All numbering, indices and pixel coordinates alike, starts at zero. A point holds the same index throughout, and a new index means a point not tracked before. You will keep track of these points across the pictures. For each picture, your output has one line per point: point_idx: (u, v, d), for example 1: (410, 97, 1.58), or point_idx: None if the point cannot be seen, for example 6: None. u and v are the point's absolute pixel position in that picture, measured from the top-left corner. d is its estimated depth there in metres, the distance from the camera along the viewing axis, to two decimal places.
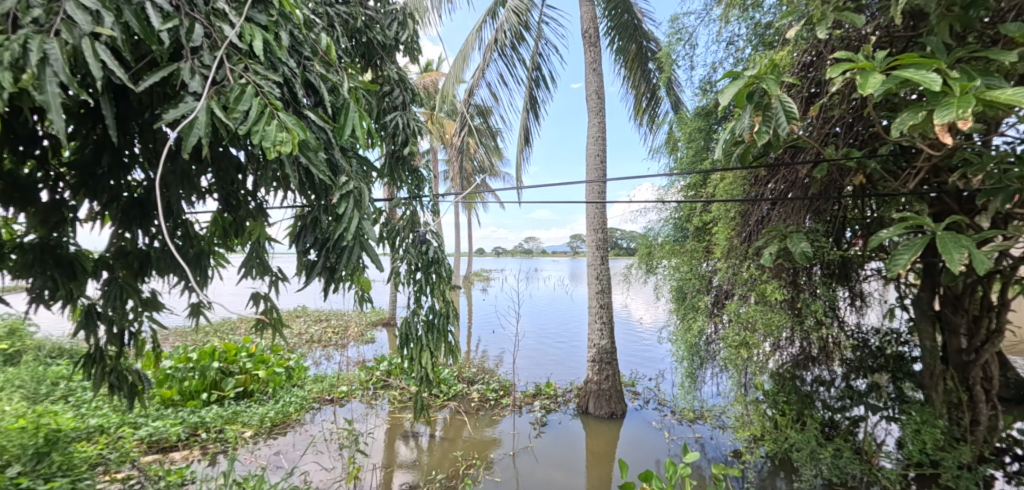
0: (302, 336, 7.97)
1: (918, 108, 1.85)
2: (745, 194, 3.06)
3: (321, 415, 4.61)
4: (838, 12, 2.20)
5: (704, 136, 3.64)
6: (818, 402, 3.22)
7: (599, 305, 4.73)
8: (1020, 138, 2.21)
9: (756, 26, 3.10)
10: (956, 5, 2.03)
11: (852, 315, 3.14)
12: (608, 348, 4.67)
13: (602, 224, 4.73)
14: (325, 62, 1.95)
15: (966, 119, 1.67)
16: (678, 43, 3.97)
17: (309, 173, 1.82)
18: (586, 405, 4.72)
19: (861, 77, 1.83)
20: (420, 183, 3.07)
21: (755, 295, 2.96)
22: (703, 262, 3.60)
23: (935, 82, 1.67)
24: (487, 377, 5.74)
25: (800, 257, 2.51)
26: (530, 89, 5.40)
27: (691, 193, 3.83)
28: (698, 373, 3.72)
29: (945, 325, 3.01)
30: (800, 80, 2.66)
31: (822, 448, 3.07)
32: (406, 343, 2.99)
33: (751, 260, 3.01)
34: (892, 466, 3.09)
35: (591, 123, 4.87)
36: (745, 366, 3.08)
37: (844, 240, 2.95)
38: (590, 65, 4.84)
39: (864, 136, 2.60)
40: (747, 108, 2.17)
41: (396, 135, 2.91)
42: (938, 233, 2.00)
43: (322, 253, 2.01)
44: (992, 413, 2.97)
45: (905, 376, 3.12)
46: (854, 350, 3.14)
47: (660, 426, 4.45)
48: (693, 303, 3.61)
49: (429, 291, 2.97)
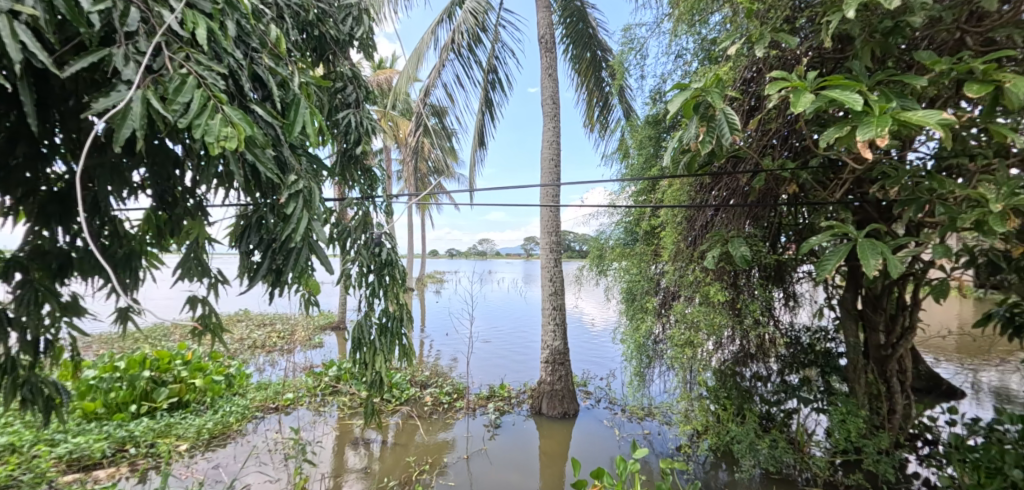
0: (244, 342, 7.57)
1: (844, 126, 2.00)
2: (690, 201, 3.17)
3: (265, 425, 4.41)
4: (774, 33, 2.37)
5: (653, 144, 3.78)
6: (756, 397, 3.43)
7: (553, 307, 4.79)
8: (929, 155, 2.45)
9: (702, 41, 3.26)
10: (877, 33, 2.25)
11: (786, 314, 3.37)
12: (561, 349, 4.74)
13: (555, 227, 4.81)
14: (274, 55, 1.87)
15: (882, 136, 1.82)
16: (630, 52, 4.09)
17: (255, 170, 1.75)
18: (540, 406, 4.77)
19: (793, 95, 1.96)
20: (373, 183, 3.02)
21: (698, 298, 3.10)
22: (651, 265, 3.71)
23: (858, 102, 1.81)
24: (440, 380, 5.66)
25: (740, 260, 2.66)
26: (486, 91, 5.42)
27: (640, 199, 3.93)
28: (646, 372, 3.79)
29: (866, 322, 3.37)
30: (742, 94, 2.81)
31: (760, 440, 3.26)
32: (357, 347, 2.92)
33: (695, 263, 3.14)
34: (821, 453, 3.35)
35: (545, 127, 4.95)
36: (691, 365, 3.21)
37: (779, 245, 3.17)
38: (546, 70, 4.91)
39: (797, 149, 2.83)
40: (694, 119, 2.27)
41: (348, 133, 2.82)
42: (860, 240, 2.17)
43: (267, 255, 1.89)
44: (907, 402, 3.37)
45: (832, 371, 3.35)
46: (788, 346, 3.36)
47: (611, 425, 4.56)
48: (642, 304, 3.72)
49: (382, 294, 2.90)
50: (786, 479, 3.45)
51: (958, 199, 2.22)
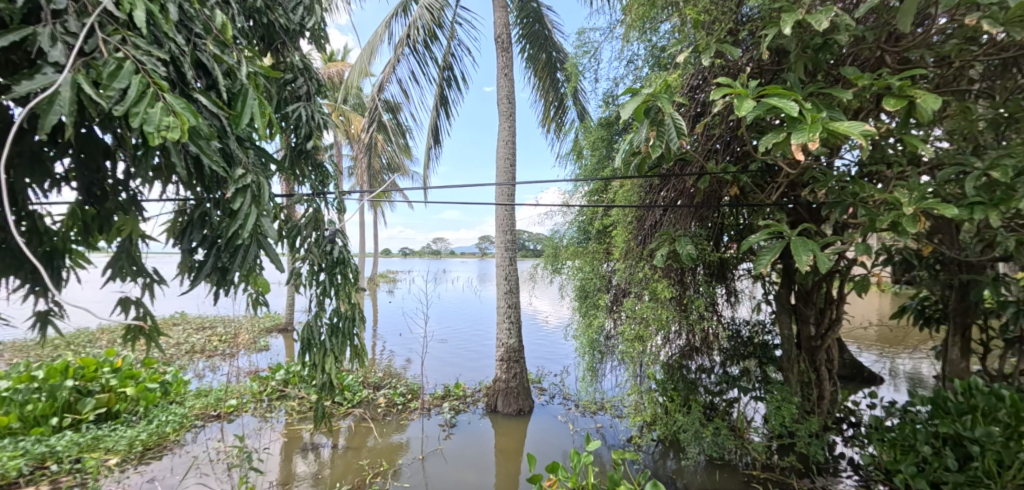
0: (181, 347, 7.12)
1: (780, 132, 2.14)
2: (640, 201, 3.29)
3: (205, 434, 4.19)
4: (719, 44, 2.50)
5: (606, 146, 3.89)
6: (700, 388, 3.62)
7: (508, 305, 4.83)
8: (853, 162, 2.67)
9: (653, 48, 3.39)
10: (810, 48, 2.43)
11: (728, 309, 3.56)
12: (516, 347, 4.78)
13: (510, 226, 4.84)
14: (220, 42, 1.77)
15: (814, 143, 1.97)
16: (584, 56, 4.18)
17: (198, 163, 1.66)
18: (495, 404, 4.79)
19: (736, 101, 2.08)
20: (324, 179, 2.93)
21: (647, 294, 3.23)
22: (603, 263, 3.81)
23: (794, 110, 1.95)
24: (394, 381, 5.57)
25: (686, 259, 2.80)
26: (441, 88, 5.37)
27: (593, 199, 4.03)
28: (598, 367, 3.88)
29: (799, 316, 3.62)
30: (689, 100, 2.95)
31: (704, 428, 3.45)
32: (307, 348, 2.83)
33: (644, 261, 3.26)
34: (759, 439, 3.59)
35: (501, 127, 4.97)
36: (640, 360, 3.34)
37: (722, 244, 3.35)
38: (503, 70, 4.94)
39: (738, 153, 2.99)
40: (644, 122, 2.36)
41: (299, 127, 2.71)
42: (792, 239, 2.34)
43: (211, 253, 1.81)
44: (833, 388, 3.68)
45: (769, 361, 3.62)
46: (730, 339, 3.56)
47: (565, 419, 4.64)
48: (594, 301, 3.81)
49: (333, 294, 2.81)
50: (728, 464, 3.66)
51: (877, 202, 2.44)
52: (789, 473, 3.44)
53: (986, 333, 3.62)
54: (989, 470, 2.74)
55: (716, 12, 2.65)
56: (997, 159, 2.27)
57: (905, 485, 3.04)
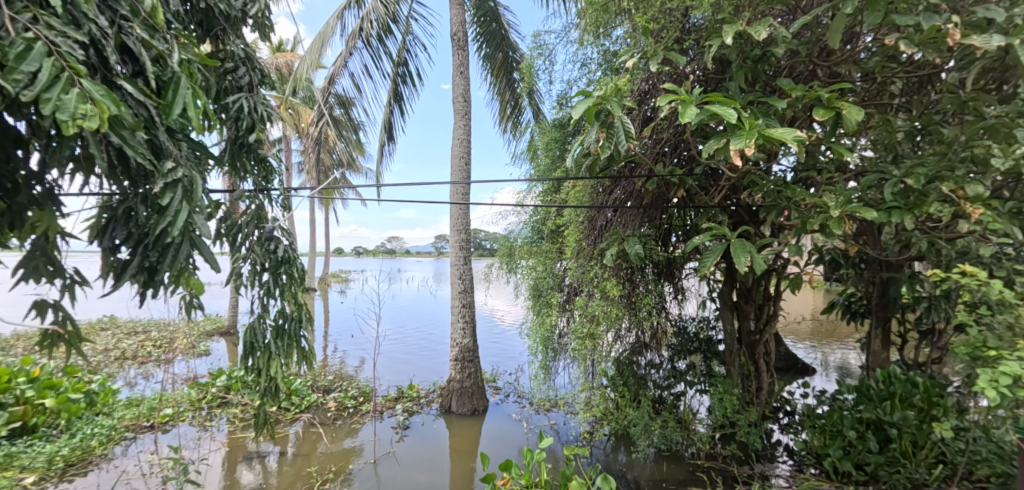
0: (109, 353, 6.61)
1: (721, 138, 2.24)
2: (592, 201, 3.36)
3: (137, 446, 3.91)
4: (666, 51, 2.59)
5: (559, 147, 3.95)
6: (650, 383, 3.74)
7: (462, 304, 4.80)
8: (788, 168, 2.84)
9: (606, 53, 3.47)
10: (750, 59, 2.56)
11: (675, 306, 3.70)
12: (470, 346, 4.77)
13: (465, 225, 4.81)
14: (149, 26, 1.65)
15: (750, 149, 2.08)
16: (539, 57, 4.23)
17: (122, 155, 1.54)
18: (449, 404, 4.76)
19: (681, 107, 2.16)
20: (268, 175, 2.80)
21: (598, 293, 3.30)
22: (556, 262, 3.86)
23: (733, 117, 2.04)
24: (344, 384, 5.41)
25: (634, 258, 2.89)
26: (396, 84, 5.27)
27: (547, 199, 4.07)
28: (552, 365, 3.91)
29: (740, 312, 3.82)
30: (639, 105, 3.04)
31: (653, 422, 3.58)
32: (249, 352, 2.69)
33: (595, 260, 3.33)
34: (704, 430, 3.77)
35: (456, 125, 4.93)
36: (592, 356, 3.41)
37: (670, 243, 3.47)
38: (459, 68, 4.90)
39: (685, 157, 3.11)
40: (595, 124, 2.41)
41: (240, 119, 2.58)
42: (732, 239, 2.46)
43: (137, 252, 1.68)
44: (770, 380, 3.92)
45: (712, 355, 3.83)
46: (676, 335, 3.70)
47: (519, 418, 4.67)
48: (547, 300, 3.86)
49: (277, 294, 2.70)
50: (675, 455, 3.80)
51: (808, 205, 2.60)
52: (730, 461, 3.62)
53: (903, 326, 3.95)
54: (905, 451, 3.06)
55: (664, 20, 2.74)
56: (912, 167, 2.48)
57: (833, 467, 3.27)
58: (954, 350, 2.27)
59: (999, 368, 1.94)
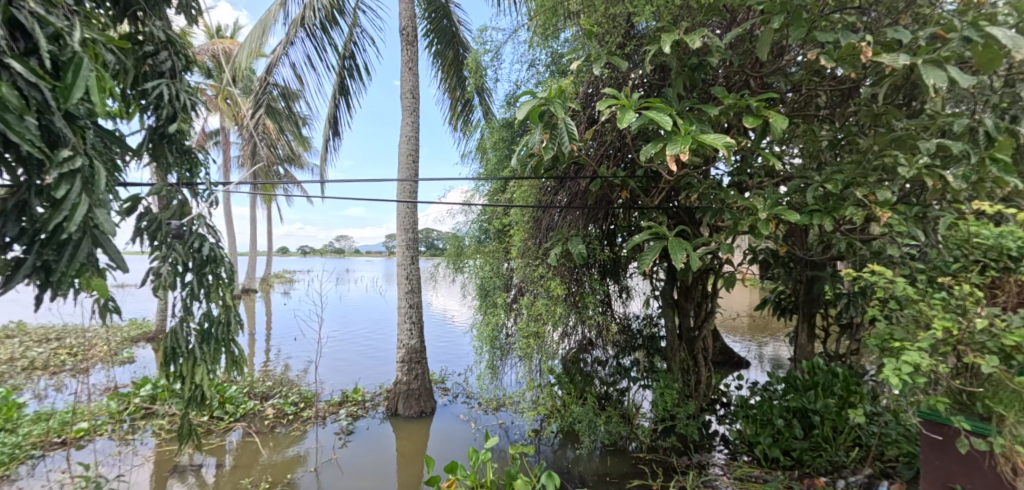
0: (13, 363, 5.96)
1: (659, 142, 2.32)
2: (538, 202, 3.39)
3: (45, 465, 3.56)
4: (609, 56, 2.65)
5: (507, 146, 3.96)
6: (596, 379, 3.84)
7: (409, 305, 4.71)
8: (724, 173, 2.99)
9: (554, 55, 3.51)
10: (687, 67, 2.67)
11: (621, 305, 3.80)
12: (417, 348, 4.68)
13: (412, 224, 4.72)
14: (44, 1, 1.50)
15: (684, 153, 2.16)
16: (488, 56, 4.21)
17: (8, 141, 1.40)
18: (395, 407, 4.66)
19: (620, 111, 2.22)
20: (194, 168, 2.62)
21: (543, 292, 3.33)
22: (503, 262, 3.87)
23: (668, 122, 2.12)
24: (285, 389, 5.17)
25: (578, 257, 2.95)
26: (341, 78, 5.09)
27: (495, 198, 4.07)
28: (498, 365, 3.90)
29: (680, 310, 3.98)
30: (584, 107, 3.09)
31: (598, 418, 3.67)
32: (171, 358, 2.52)
33: (540, 260, 3.37)
34: (647, 423, 3.90)
35: (404, 122, 4.83)
36: (538, 355, 3.44)
37: (615, 243, 3.56)
38: (407, 63, 4.79)
39: (627, 160, 3.21)
40: (539, 125, 2.44)
41: (161, 107, 2.39)
42: (669, 240, 2.56)
43: (30, 249, 1.53)
44: (708, 374, 4.11)
45: (655, 352, 3.96)
46: (621, 333, 3.81)
47: (467, 418, 4.64)
48: (493, 299, 3.85)
49: (203, 296, 2.54)
50: (619, 450, 3.91)
51: (740, 208, 2.75)
52: (670, 453, 3.77)
53: (826, 320, 4.26)
54: (827, 436, 3.30)
55: (608, 25, 2.82)
56: (831, 174, 2.67)
57: (764, 455, 3.48)
58: (866, 342, 2.47)
59: (902, 358, 2.12)
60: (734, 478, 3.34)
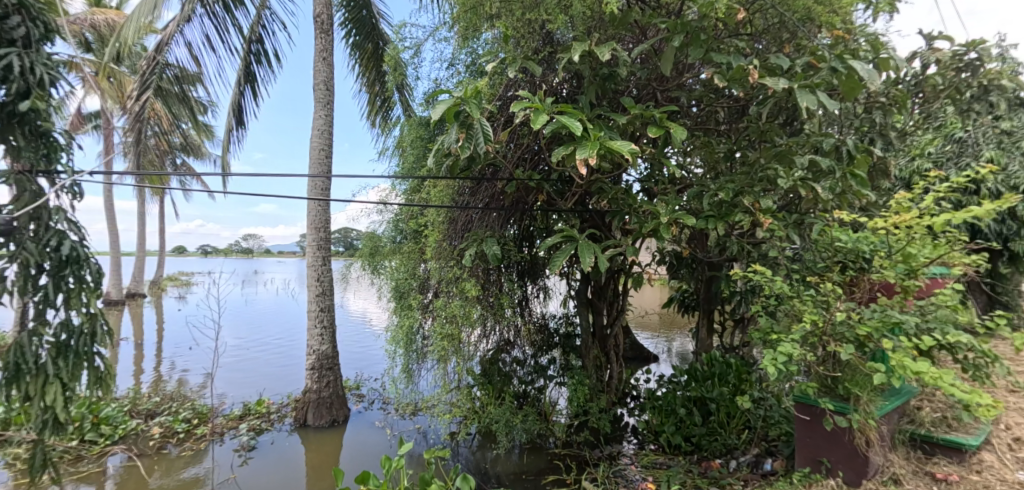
0: None
1: (570, 146, 2.40)
2: (454, 202, 3.37)
3: None
4: (525, 61, 2.71)
5: (424, 145, 3.89)
6: (514, 379, 3.90)
7: (320, 309, 4.46)
8: (632, 180, 3.17)
9: (473, 55, 3.51)
10: (598, 77, 2.80)
11: (538, 305, 3.89)
12: (329, 354, 4.46)
13: (325, 223, 4.48)
14: None
15: (594, 159, 2.25)
16: (408, 52, 4.09)
17: None
18: (304, 417, 4.39)
19: (533, 114, 2.27)
20: (55, 153, 2.26)
21: (458, 293, 3.31)
22: (419, 263, 3.78)
23: (579, 127, 2.20)
24: (175, 405, 4.66)
25: (492, 258, 2.97)
26: (246, 63, 4.70)
27: (412, 197, 3.98)
28: (414, 368, 3.81)
29: (594, 308, 4.17)
30: (501, 110, 3.12)
31: (515, 417, 3.73)
32: (16, 376, 2.18)
33: (455, 261, 3.35)
34: (562, 419, 4.03)
35: (316, 114, 4.57)
36: (454, 357, 3.41)
37: (532, 245, 3.65)
38: (321, 53, 4.53)
39: (543, 164, 3.30)
40: (455, 125, 2.42)
41: (10, 82, 2.04)
42: (580, 242, 2.67)
43: None
44: (619, 369, 4.34)
45: (570, 349, 4.11)
46: (538, 332, 3.90)
47: (383, 425, 4.49)
48: (409, 301, 3.75)
49: (59, 304, 2.22)
50: (536, 447, 3.99)
51: (645, 212, 2.92)
52: (583, 447, 3.91)
53: (722, 316, 4.66)
54: (721, 421, 3.60)
55: (524, 30, 2.88)
56: (724, 183, 2.92)
57: (668, 442, 3.73)
58: (752, 336, 2.74)
59: (779, 348, 2.37)
60: (642, 466, 3.55)
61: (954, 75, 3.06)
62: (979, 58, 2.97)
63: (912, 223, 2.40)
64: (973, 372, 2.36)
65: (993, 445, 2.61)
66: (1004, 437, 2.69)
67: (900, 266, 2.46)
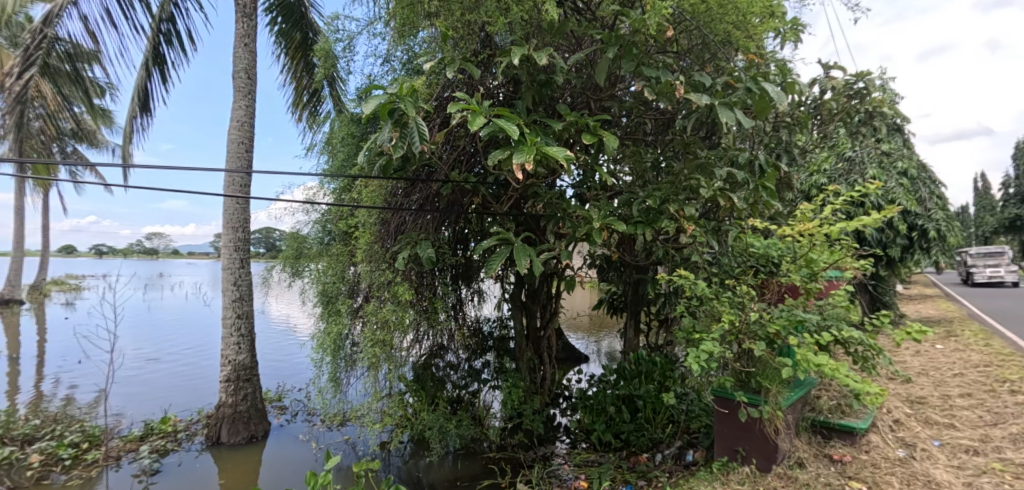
0: None
1: (507, 150, 2.40)
2: (387, 203, 3.26)
3: None
4: (463, 62, 2.68)
5: (356, 143, 3.73)
6: (447, 384, 3.84)
7: (237, 315, 4.12)
8: (566, 185, 3.24)
9: (410, 54, 3.43)
10: (535, 83, 2.84)
11: (473, 308, 3.86)
12: (247, 363, 4.13)
13: (243, 223, 4.14)
14: None
15: (530, 163, 2.27)
16: (338, 44, 3.90)
17: None
18: (217, 434, 4.03)
19: (470, 116, 2.25)
20: None
21: (390, 298, 3.19)
22: (348, 266, 3.61)
23: (516, 132, 2.20)
24: (59, 427, 4.08)
25: (426, 261, 2.91)
26: (154, 43, 4.24)
27: (341, 197, 3.79)
28: (342, 376, 3.63)
29: (528, 310, 4.22)
30: (438, 110, 3.06)
31: (449, 423, 3.68)
32: None
33: (388, 264, 3.23)
34: (496, 423, 4.03)
35: (235, 104, 4.23)
36: (386, 364, 3.28)
37: (467, 248, 3.63)
38: (242, 38, 4.20)
39: (479, 167, 3.29)
40: (388, 123, 2.33)
41: None
42: (515, 245, 2.68)
43: None
44: (552, 370, 4.42)
45: (505, 352, 4.13)
46: (472, 336, 3.86)
47: (307, 438, 4.23)
48: (337, 306, 3.56)
49: None
50: (470, 452, 3.96)
51: (578, 217, 3.00)
52: (518, 449, 3.95)
53: (648, 317, 4.89)
54: (648, 417, 3.77)
55: (463, 31, 2.85)
56: (652, 191, 3.07)
57: (599, 440, 3.85)
58: (677, 335, 2.91)
59: (701, 347, 2.52)
60: (574, 465, 3.63)
61: (846, 101, 3.45)
62: (865, 87, 3.38)
63: (814, 231, 2.65)
64: (863, 363, 2.65)
65: (877, 427, 2.96)
66: (886, 419, 3.05)
67: (804, 270, 2.71)
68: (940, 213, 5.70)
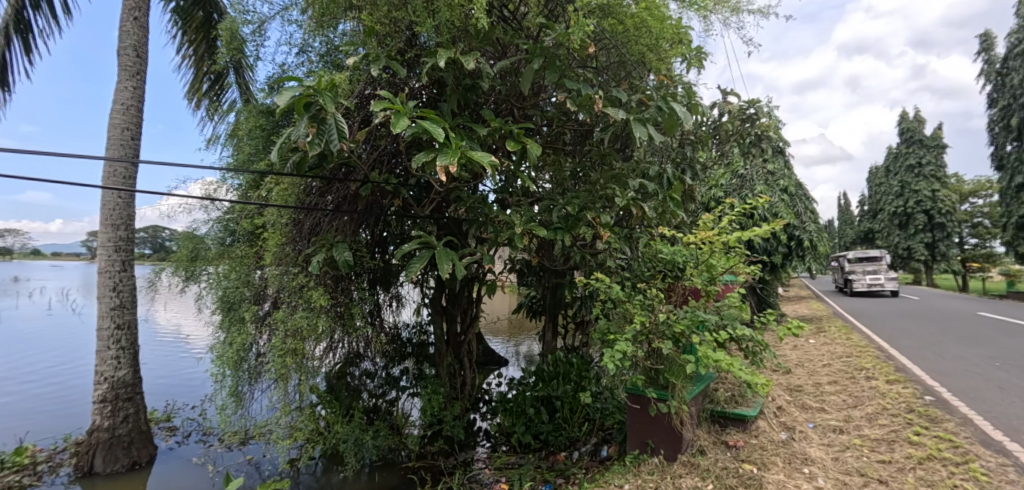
0: None
1: (430, 152, 2.37)
2: (300, 203, 3.06)
3: None
4: (387, 60, 2.62)
5: (266, 137, 3.47)
6: (363, 393, 3.67)
7: (115, 325, 3.62)
8: (488, 190, 3.27)
9: (330, 46, 3.27)
10: (461, 87, 2.84)
11: (391, 314, 3.74)
12: (127, 380, 3.65)
13: (126, 220, 3.65)
14: None
15: (454, 167, 2.26)
16: (247, 28, 3.60)
17: None
18: (88, 464, 3.50)
19: (394, 116, 2.21)
20: None
21: (302, 303, 2.99)
22: (254, 270, 3.33)
23: (440, 135, 2.18)
24: None
25: (343, 265, 2.77)
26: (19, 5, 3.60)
27: (247, 195, 3.50)
28: (245, 391, 3.32)
29: (448, 315, 4.19)
30: (358, 107, 2.94)
31: (365, 434, 3.53)
32: None
33: (300, 268, 3.03)
34: (416, 431, 3.93)
35: (120, 85, 3.74)
36: (295, 375, 3.05)
37: (387, 252, 3.52)
38: (132, 12, 3.73)
39: (400, 169, 3.22)
40: (304, 118, 2.19)
41: None
42: (438, 249, 2.65)
43: None
44: (473, 374, 4.42)
45: (424, 359, 4.05)
46: (391, 343, 3.74)
47: (202, 460, 3.81)
48: (241, 313, 3.26)
49: None
50: (388, 463, 3.82)
51: (501, 221, 3.03)
52: (438, 456, 3.89)
53: (565, 319, 5.08)
54: (566, 416, 3.90)
55: (388, 28, 2.78)
56: (571, 198, 3.20)
57: (519, 442, 3.91)
58: (594, 337, 3.05)
59: (616, 348, 2.67)
60: (495, 468, 3.65)
61: (740, 123, 3.87)
62: (755, 113, 3.82)
63: (713, 239, 2.93)
64: (752, 357, 2.97)
65: (764, 414, 3.33)
66: (771, 407, 3.45)
67: (705, 274, 2.97)
68: (812, 225, 6.58)
